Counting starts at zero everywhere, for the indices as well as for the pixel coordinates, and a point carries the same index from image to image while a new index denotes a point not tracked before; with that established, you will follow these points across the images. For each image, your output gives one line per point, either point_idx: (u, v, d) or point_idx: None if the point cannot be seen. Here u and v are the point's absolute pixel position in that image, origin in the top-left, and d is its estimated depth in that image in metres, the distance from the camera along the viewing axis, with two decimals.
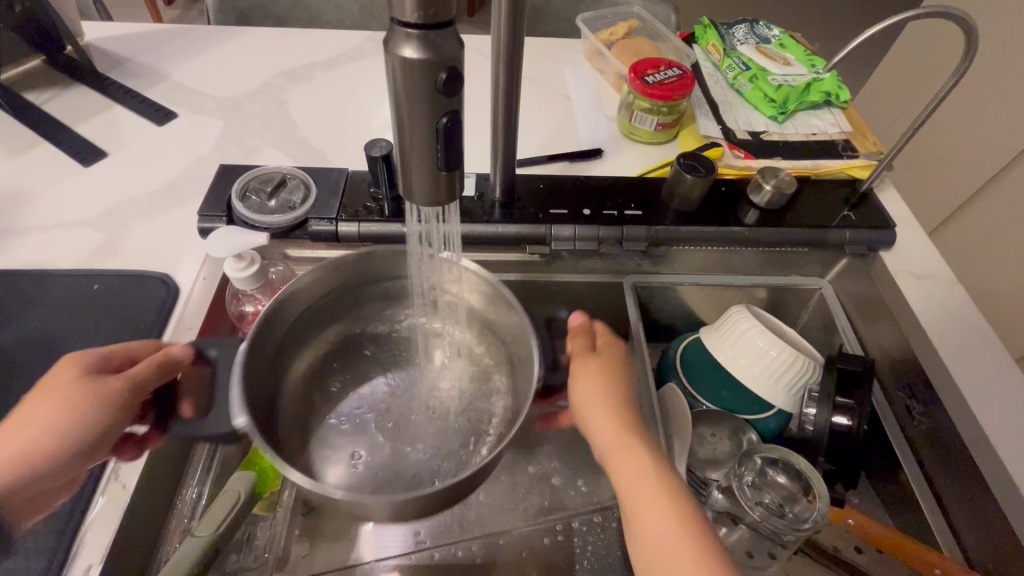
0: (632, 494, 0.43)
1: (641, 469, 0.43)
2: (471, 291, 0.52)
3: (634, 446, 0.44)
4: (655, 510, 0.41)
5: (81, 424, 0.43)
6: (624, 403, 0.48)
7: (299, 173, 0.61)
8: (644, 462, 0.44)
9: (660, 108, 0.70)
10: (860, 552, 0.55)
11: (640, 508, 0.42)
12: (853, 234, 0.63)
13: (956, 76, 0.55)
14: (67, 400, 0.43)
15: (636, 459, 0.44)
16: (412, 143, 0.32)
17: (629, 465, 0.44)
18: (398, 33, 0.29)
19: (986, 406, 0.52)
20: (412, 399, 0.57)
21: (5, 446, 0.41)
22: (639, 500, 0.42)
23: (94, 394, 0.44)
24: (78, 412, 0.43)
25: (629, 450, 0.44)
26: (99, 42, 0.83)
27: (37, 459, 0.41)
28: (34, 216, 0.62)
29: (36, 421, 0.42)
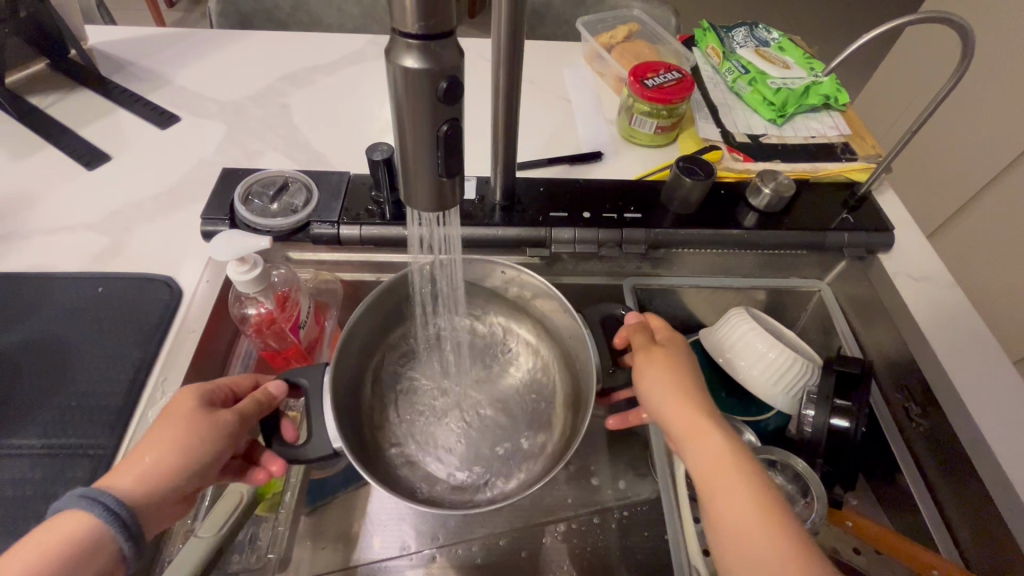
0: (707, 474, 0.42)
1: (716, 444, 0.43)
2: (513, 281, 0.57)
3: (706, 429, 0.44)
4: (729, 486, 0.41)
5: (203, 450, 0.42)
6: (691, 386, 0.47)
7: (301, 176, 0.62)
8: (719, 443, 0.43)
9: (660, 111, 0.71)
10: (858, 553, 0.55)
11: (715, 484, 0.41)
12: (851, 237, 0.63)
13: (953, 82, 0.56)
14: (191, 430, 0.42)
15: (708, 436, 0.43)
16: (413, 150, 0.33)
17: (702, 439, 0.43)
18: (400, 43, 0.30)
19: (982, 409, 0.53)
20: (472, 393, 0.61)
21: (149, 465, 0.39)
22: (710, 470, 0.42)
23: (215, 425, 0.43)
24: (201, 441, 0.42)
25: (701, 427, 0.44)
26: (103, 46, 0.83)
27: (152, 481, 0.39)
28: (39, 219, 0.62)
29: (160, 440, 0.41)
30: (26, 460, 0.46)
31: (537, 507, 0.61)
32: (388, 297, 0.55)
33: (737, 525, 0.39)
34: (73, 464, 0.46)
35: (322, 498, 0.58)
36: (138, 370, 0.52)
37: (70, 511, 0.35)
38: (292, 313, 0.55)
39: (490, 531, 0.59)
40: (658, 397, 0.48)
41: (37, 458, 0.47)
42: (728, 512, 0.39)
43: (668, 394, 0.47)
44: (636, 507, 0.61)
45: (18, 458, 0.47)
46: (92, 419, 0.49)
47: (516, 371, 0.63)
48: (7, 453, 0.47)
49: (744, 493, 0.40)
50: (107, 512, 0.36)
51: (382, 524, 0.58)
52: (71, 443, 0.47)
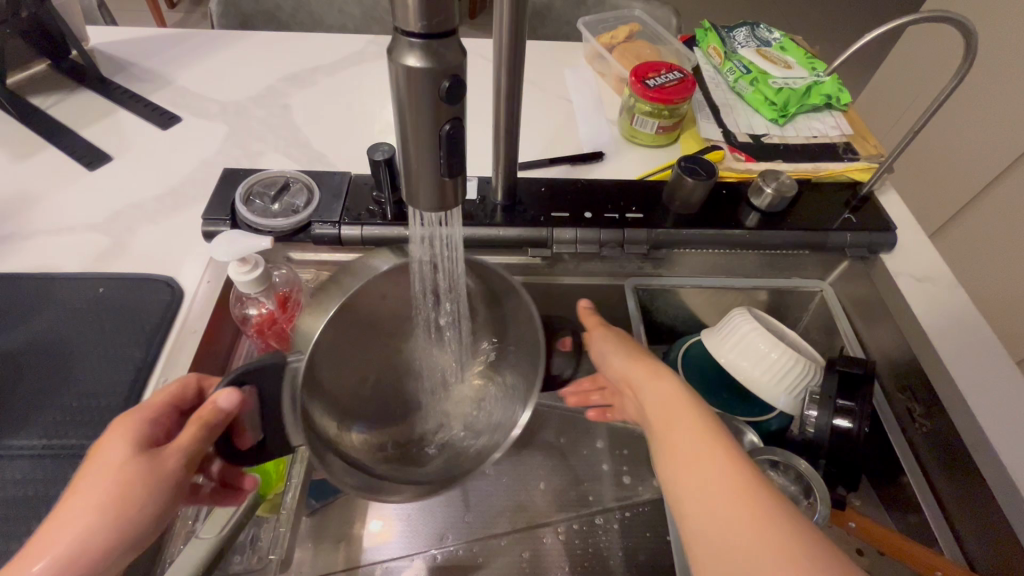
0: (659, 408, 0.45)
1: (666, 388, 0.45)
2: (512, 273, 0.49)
3: (659, 371, 0.47)
4: (678, 412, 0.43)
5: (136, 514, 0.39)
6: (642, 350, 0.51)
7: (302, 177, 0.62)
8: (670, 380, 0.46)
9: (661, 111, 0.71)
10: (861, 554, 0.57)
11: (666, 422, 0.44)
12: (853, 236, 0.63)
13: (955, 82, 0.56)
14: (116, 496, 0.38)
15: (659, 383, 0.46)
16: (415, 150, 0.33)
17: (655, 386, 0.46)
18: (402, 42, 0.30)
19: (986, 409, 0.52)
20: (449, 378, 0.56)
21: (69, 543, 0.37)
22: (659, 402, 0.45)
23: (145, 485, 0.39)
24: (131, 506, 0.38)
25: (652, 375, 0.47)
26: (104, 47, 0.83)
27: (76, 560, 0.37)
28: (40, 220, 0.62)
29: (87, 496, 0.38)
30: (26, 461, 0.46)
31: (538, 509, 0.60)
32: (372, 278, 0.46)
33: (686, 452, 0.41)
34: (73, 464, 0.46)
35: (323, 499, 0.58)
36: (139, 370, 0.52)
37: None
38: (292, 313, 0.55)
39: (491, 532, 0.59)
40: (613, 358, 0.51)
41: (37, 458, 0.47)
42: (677, 442, 0.42)
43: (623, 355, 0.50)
44: (637, 507, 0.61)
45: (18, 459, 0.46)
46: (92, 419, 0.49)
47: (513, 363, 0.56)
48: (7, 454, 0.47)
49: (692, 423, 0.42)
50: None
51: (385, 524, 0.58)
52: (71, 443, 0.47)
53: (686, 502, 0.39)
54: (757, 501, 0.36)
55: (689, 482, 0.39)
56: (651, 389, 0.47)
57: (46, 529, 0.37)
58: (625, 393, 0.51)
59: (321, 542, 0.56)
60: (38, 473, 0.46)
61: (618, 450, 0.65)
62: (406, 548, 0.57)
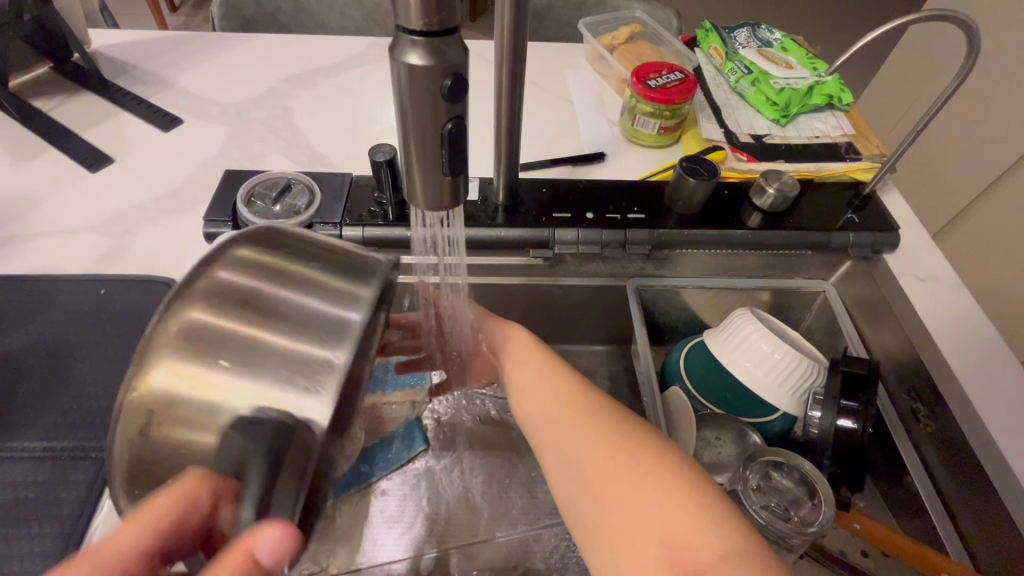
0: (512, 364, 0.52)
1: (520, 348, 0.52)
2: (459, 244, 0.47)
3: (510, 325, 0.54)
4: (525, 367, 0.50)
5: None
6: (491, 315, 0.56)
7: (303, 177, 0.62)
8: (520, 335, 0.53)
9: (663, 111, 0.70)
10: (866, 556, 0.55)
11: (521, 377, 0.50)
12: (856, 236, 0.63)
13: (958, 80, 0.55)
14: None
15: (511, 336, 0.53)
16: (417, 148, 0.32)
17: (511, 346, 0.52)
18: (403, 41, 0.29)
19: (993, 409, 0.52)
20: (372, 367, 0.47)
21: None
22: (511, 353, 0.52)
23: None
24: None
25: (504, 333, 0.53)
26: (106, 49, 0.83)
27: None
28: (42, 221, 0.62)
29: None
30: (29, 463, 0.46)
31: (542, 511, 0.60)
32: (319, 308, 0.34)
33: (542, 395, 0.48)
34: (74, 467, 0.46)
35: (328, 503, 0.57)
36: None
37: None
38: None
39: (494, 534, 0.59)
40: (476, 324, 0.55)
41: (39, 460, 0.46)
42: (533, 389, 0.49)
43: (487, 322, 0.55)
44: None
45: (20, 459, 0.46)
46: (94, 421, 0.49)
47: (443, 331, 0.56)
48: (8, 456, 0.46)
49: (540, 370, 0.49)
50: None
51: (390, 524, 0.58)
52: (71, 445, 0.47)
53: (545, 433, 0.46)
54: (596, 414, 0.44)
55: (547, 418, 0.46)
56: (501, 340, 0.54)
57: None
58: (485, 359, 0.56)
59: None
60: (38, 475, 0.46)
61: None
62: (408, 548, 0.57)
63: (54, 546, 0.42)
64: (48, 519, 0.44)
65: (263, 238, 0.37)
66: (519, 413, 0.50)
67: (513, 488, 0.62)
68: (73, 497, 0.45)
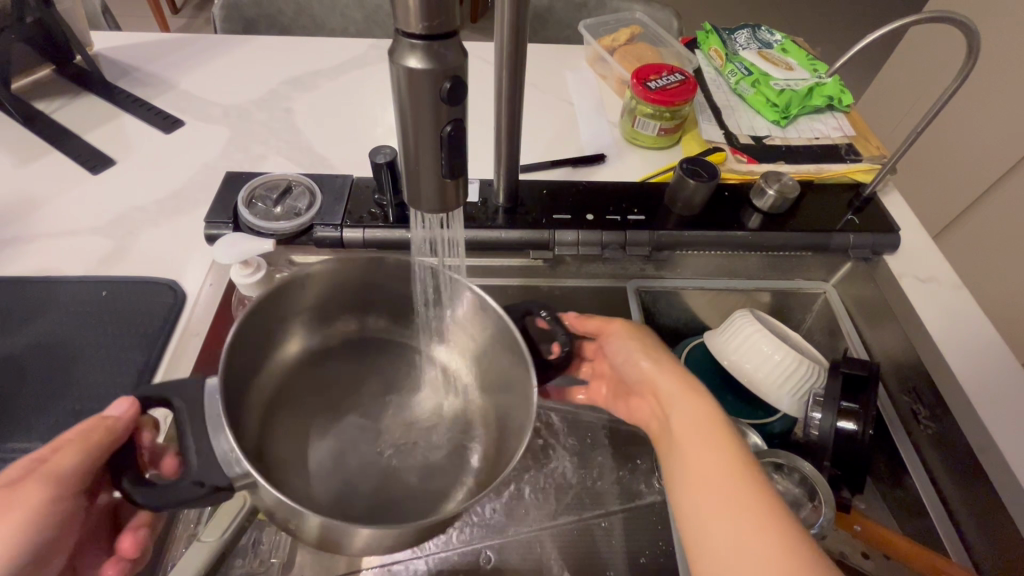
0: (687, 430, 0.42)
1: (687, 392, 0.44)
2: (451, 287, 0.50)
3: (696, 389, 0.44)
4: (703, 440, 0.40)
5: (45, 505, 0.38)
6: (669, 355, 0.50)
7: (304, 179, 0.62)
8: (707, 403, 0.43)
9: (663, 113, 0.71)
10: (866, 557, 0.54)
11: (676, 418, 0.43)
12: (857, 238, 0.63)
13: (958, 81, 0.55)
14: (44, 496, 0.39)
15: (694, 402, 0.43)
16: (417, 151, 0.33)
17: (677, 384, 0.45)
18: (403, 44, 0.30)
19: (993, 411, 0.52)
20: (402, 421, 0.55)
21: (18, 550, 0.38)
22: (687, 418, 0.42)
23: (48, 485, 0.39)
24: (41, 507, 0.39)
25: (689, 398, 0.44)
26: (108, 52, 0.84)
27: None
28: (44, 223, 0.62)
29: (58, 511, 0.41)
30: None
31: (543, 512, 0.60)
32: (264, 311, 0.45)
33: (692, 442, 0.41)
34: None
35: None
36: (141, 373, 0.52)
37: None
38: None
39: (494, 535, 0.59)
40: (639, 355, 0.50)
41: None
42: (685, 432, 0.42)
43: (651, 354, 0.49)
44: (639, 509, 0.61)
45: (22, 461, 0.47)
46: None
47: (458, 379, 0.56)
48: (11, 457, 0.47)
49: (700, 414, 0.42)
50: None
51: None
52: None
53: (678, 480, 0.40)
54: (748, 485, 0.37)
55: (688, 466, 0.40)
56: (680, 401, 0.44)
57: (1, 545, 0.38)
58: (642, 396, 0.50)
59: None
60: None
61: (621, 454, 0.64)
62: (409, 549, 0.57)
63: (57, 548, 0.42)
64: None
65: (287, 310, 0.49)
66: (678, 493, 0.39)
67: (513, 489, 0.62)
68: None
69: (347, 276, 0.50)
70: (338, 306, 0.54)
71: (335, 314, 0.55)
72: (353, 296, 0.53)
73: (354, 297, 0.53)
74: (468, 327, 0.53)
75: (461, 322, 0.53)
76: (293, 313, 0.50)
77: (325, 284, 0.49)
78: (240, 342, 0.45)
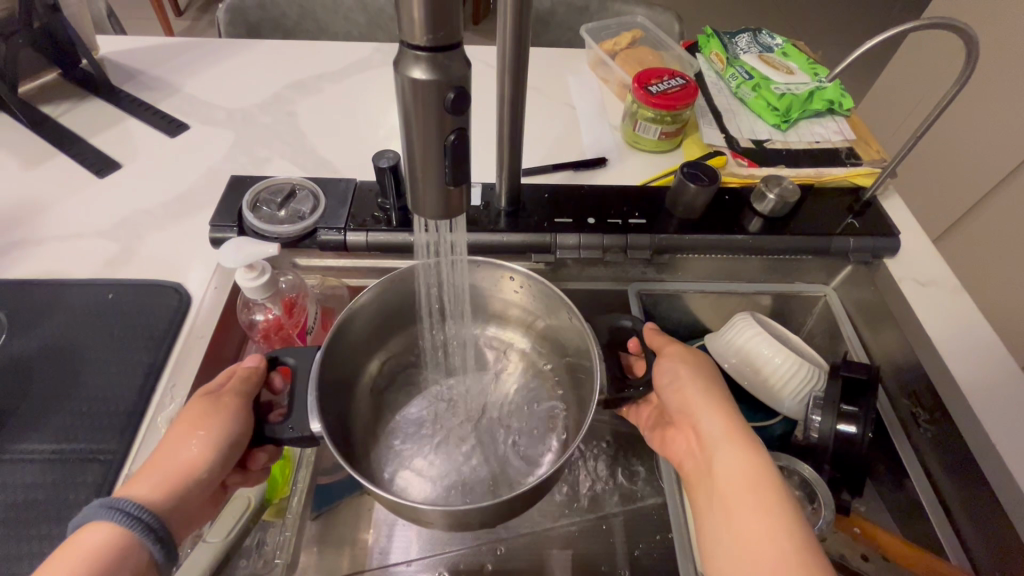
0: (730, 482, 0.42)
1: (736, 443, 0.44)
2: (515, 285, 0.54)
3: (740, 437, 0.44)
4: (745, 498, 0.40)
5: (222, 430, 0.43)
6: (722, 393, 0.49)
7: (308, 183, 0.62)
8: (750, 453, 0.43)
9: (664, 117, 0.71)
10: (866, 560, 0.54)
11: (721, 470, 0.43)
12: (857, 241, 0.63)
13: (956, 87, 0.56)
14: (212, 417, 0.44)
15: (738, 453, 0.43)
16: (421, 159, 0.33)
17: (727, 433, 0.45)
18: (408, 55, 0.30)
19: (993, 415, 0.52)
20: (461, 403, 0.58)
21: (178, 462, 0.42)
22: (728, 470, 0.42)
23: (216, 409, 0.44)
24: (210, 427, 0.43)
25: (732, 448, 0.44)
26: (113, 56, 0.84)
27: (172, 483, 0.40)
28: (51, 226, 0.63)
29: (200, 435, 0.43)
30: (38, 465, 0.47)
31: (545, 513, 0.61)
32: (361, 313, 0.51)
33: (737, 504, 0.41)
34: (83, 469, 0.47)
35: (329, 504, 0.58)
36: (148, 375, 0.52)
37: (90, 523, 0.36)
38: (299, 319, 0.57)
39: (495, 536, 0.59)
40: (686, 389, 0.49)
41: (48, 463, 0.47)
42: (731, 488, 0.41)
43: (703, 390, 0.48)
44: (640, 511, 0.61)
45: (29, 463, 0.47)
46: (104, 424, 0.49)
47: (508, 380, 0.60)
48: (19, 458, 0.47)
49: (749, 472, 0.42)
50: (129, 515, 0.37)
51: (390, 528, 0.58)
52: (80, 448, 0.48)
53: (720, 538, 0.40)
54: (789, 562, 0.36)
55: (732, 528, 0.40)
56: (722, 449, 0.44)
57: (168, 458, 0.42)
58: (682, 428, 0.50)
59: (328, 547, 0.56)
60: (48, 477, 0.46)
61: (623, 457, 0.65)
62: (413, 551, 0.57)
63: None
64: (57, 522, 0.44)
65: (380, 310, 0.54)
66: (718, 548, 0.40)
67: None
68: (82, 500, 0.45)
69: (390, 296, 0.53)
70: (393, 325, 0.57)
71: (392, 334, 0.57)
72: (404, 313, 0.56)
73: (392, 318, 0.56)
74: (529, 308, 0.56)
75: (520, 304, 0.57)
76: (358, 346, 0.53)
77: (371, 310, 0.52)
78: (331, 361, 0.48)
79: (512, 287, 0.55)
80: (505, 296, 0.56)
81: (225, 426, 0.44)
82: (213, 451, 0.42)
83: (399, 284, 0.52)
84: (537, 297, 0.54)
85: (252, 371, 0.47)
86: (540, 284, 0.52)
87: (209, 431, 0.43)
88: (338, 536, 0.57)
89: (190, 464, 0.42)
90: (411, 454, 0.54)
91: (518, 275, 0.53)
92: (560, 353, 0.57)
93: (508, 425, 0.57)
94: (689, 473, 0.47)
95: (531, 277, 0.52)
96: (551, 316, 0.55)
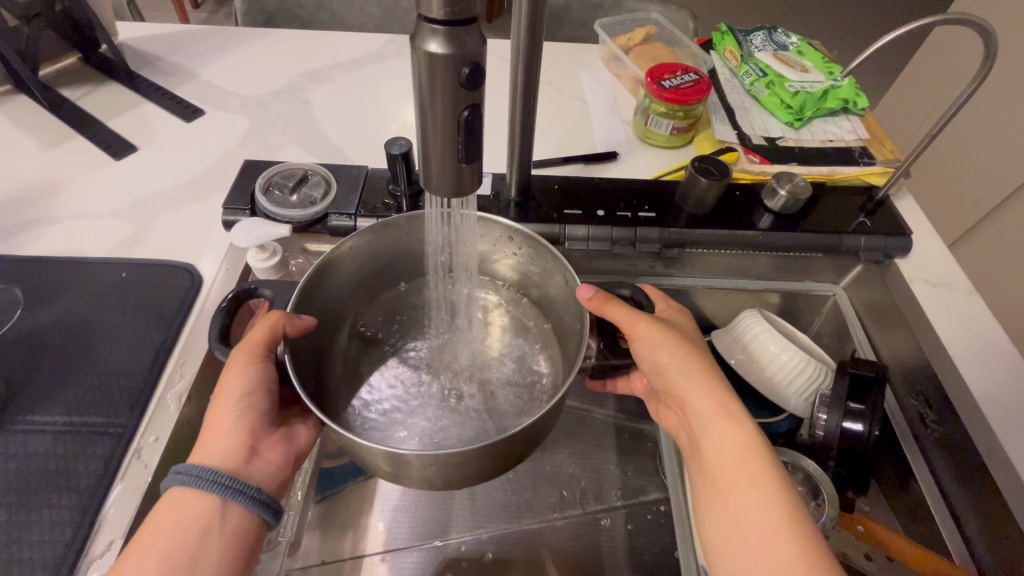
0: (720, 460, 0.42)
1: (720, 420, 0.43)
2: (506, 238, 0.54)
3: (726, 413, 0.43)
4: (732, 475, 0.40)
5: (233, 383, 0.44)
6: (707, 364, 0.47)
7: (321, 169, 0.63)
8: (738, 430, 0.42)
9: (677, 112, 0.71)
10: (870, 559, 0.54)
11: (711, 448, 0.43)
12: (867, 241, 0.63)
13: (975, 83, 0.55)
14: (226, 374, 0.44)
15: (727, 432, 0.42)
16: (435, 135, 0.33)
17: (712, 410, 0.44)
18: (425, 29, 0.30)
19: (1002, 417, 0.52)
20: (455, 360, 0.57)
21: (214, 423, 0.43)
22: (717, 448, 0.42)
23: (229, 364, 0.44)
24: (229, 384, 0.43)
25: (717, 425, 0.43)
26: (131, 41, 0.85)
27: (214, 442, 0.42)
28: (67, 207, 0.64)
29: (227, 396, 0.43)
30: (49, 436, 0.48)
31: (547, 503, 0.61)
32: (360, 251, 0.53)
33: (726, 479, 0.41)
34: (94, 442, 0.47)
35: (331, 488, 0.59)
36: (157, 351, 0.53)
37: (177, 496, 0.39)
38: None
39: (495, 525, 0.59)
40: (666, 367, 0.47)
41: (59, 435, 0.48)
42: (720, 465, 0.41)
43: (685, 364, 0.46)
44: (641, 506, 0.61)
45: (41, 434, 0.48)
46: (114, 398, 0.50)
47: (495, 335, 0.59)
48: (32, 429, 0.48)
49: (736, 446, 0.41)
50: (204, 482, 0.39)
51: (392, 514, 0.58)
52: (90, 420, 0.49)
53: (711, 512, 0.41)
54: (780, 530, 0.37)
55: (723, 503, 0.40)
56: (712, 428, 0.43)
57: (211, 421, 0.43)
58: (671, 405, 0.49)
59: (329, 529, 0.57)
60: (57, 449, 0.47)
61: (626, 450, 0.65)
62: (412, 537, 0.57)
63: (73, 519, 0.44)
64: (66, 491, 0.45)
65: (375, 256, 0.55)
66: (709, 525, 0.41)
67: (519, 480, 0.62)
68: (91, 471, 0.46)
69: (382, 240, 0.54)
70: (385, 271, 0.58)
71: (382, 282, 0.59)
72: (400, 262, 0.58)
73: (382, 267, 0.57)
74: (519, 263, 0.56)
75: (512, 259, 0.56)
76: (344, 292, 0.55)
77: (362, 250, 0.53)
78: (312, 299, 0.50)
79: (505, 241, 0.54)
80: (492, 248, 0.56)
81: (240, 378, 0.44)
82: (233, 400, 0.43)
83: (394, 228, 0.53)
84: (529, 250, 0.53)
85: (269, 322, 0.44)
86: (531, 238, 0.52)
87: (230, 384, 0.44)
88: (340, 520, 0.57)
89: (224, 423, 0.43)
90: (402, 403, 0.53)
91: (516, 234, 0.53)
92: (550, 308, 0.57)
93: (499, 376, 0.56)
94: (688, 448, 0.47)
95: (529, 235, 0.51)
96: (544, 276, 0.55)
